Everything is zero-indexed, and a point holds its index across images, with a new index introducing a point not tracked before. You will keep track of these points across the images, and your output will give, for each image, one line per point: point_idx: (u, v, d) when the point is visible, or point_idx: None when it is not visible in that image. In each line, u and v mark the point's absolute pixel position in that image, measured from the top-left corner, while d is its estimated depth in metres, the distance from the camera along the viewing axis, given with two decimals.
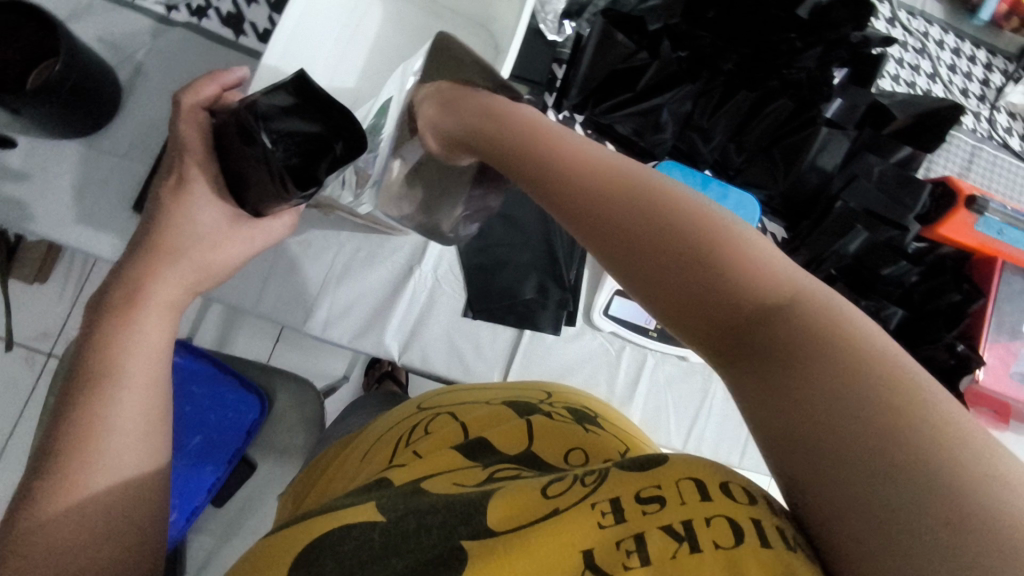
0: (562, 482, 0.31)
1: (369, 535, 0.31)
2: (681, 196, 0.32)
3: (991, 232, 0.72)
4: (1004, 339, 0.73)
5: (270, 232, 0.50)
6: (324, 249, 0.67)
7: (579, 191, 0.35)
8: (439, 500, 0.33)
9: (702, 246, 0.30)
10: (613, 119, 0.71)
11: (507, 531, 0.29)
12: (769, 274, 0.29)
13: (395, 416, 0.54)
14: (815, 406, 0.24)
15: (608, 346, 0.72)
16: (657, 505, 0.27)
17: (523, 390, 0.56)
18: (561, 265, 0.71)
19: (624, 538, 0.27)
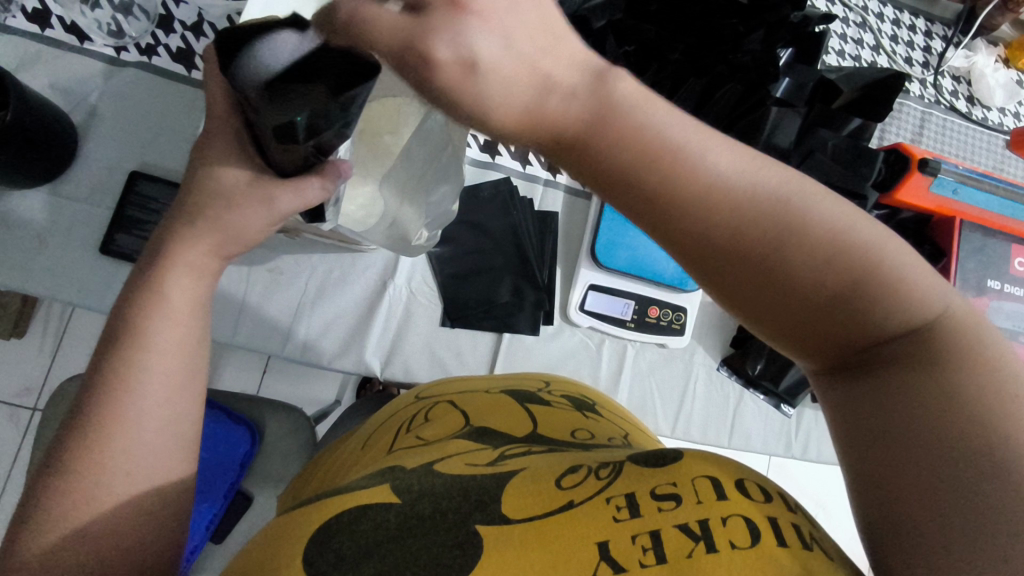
0: (576, 473, 0.33)
1: (385, 517, 0.30)
2: (821, 219, 0.28)
3: (946, 191, 0.74)
4: (970, 296, 0.75)
5: (302, 193, 0.40)
6: (296, 274, 0.67)
7: (696, 193, 0.27)
8: (453, 485, 0.32)
9: (824, 279, 0.28)
10: None
11: (523, 518, 0.30)
12: (901, 292, 0.28)
13: (394, 407, 0.54)
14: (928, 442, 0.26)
15: (587, 341, 0.73)
16: (673, 503, 0.29)
17: (522, 380, 0.57)
18: (535, 265, 0.71)
19: (640, 534, 0.28)
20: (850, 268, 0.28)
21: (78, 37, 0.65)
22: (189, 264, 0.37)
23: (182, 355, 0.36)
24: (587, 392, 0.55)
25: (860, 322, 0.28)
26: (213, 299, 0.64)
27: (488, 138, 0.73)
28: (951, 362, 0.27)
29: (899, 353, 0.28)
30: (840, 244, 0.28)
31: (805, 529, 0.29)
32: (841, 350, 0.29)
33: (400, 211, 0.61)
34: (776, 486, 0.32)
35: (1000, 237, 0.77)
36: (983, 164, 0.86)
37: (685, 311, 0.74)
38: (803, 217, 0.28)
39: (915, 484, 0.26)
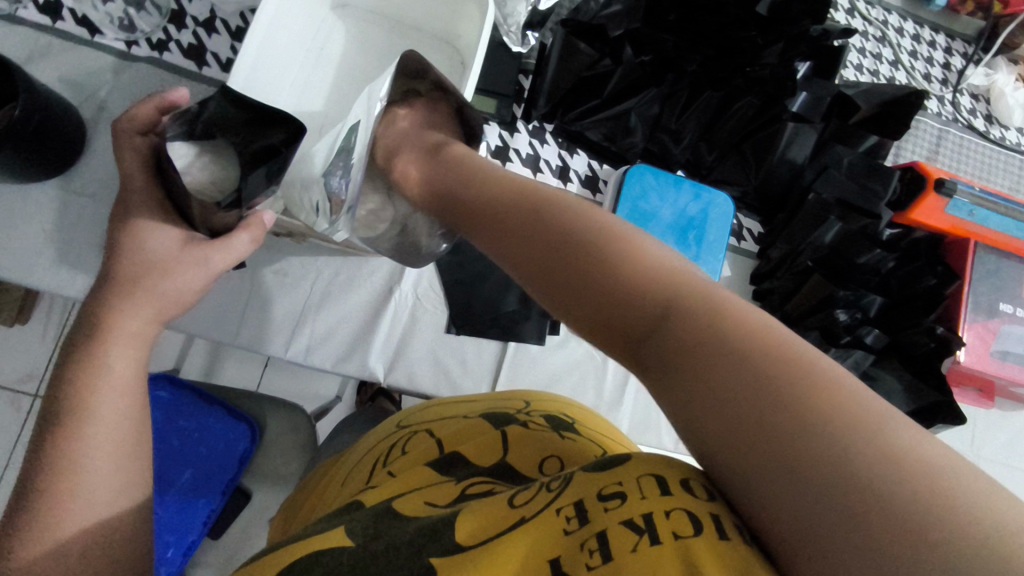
0: (528, 491, 0.31)
1: (339, 559, 0.29)
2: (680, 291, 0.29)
3: (962, 213, 0.73)
4: (982, 319, 0.74)
5: (232, 249, 0.46)
6: (302, 276, 0.67)
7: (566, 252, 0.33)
8: (409, 522, 0.32)
9: (611, 264, 0.31)
10: (583, 126, 0.72)
11: (475, 544, 0.28)
12: (661, 273, 0.30)
13: (376, 437, 0.54)
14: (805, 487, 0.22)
15: (593, 352, 0.72)
16: (618, 501, 0.28)
17: (503, 401, 0.56)
18: None
19: (586, 538, 0.27)
20: (633, 256, 0.31)
21: (89, 31, 0.65)
22: (129, 333, 0.41)
23: (129, 420, 0.38)
24: (563, 410, 0.55)
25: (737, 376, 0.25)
26: (220, 296, 0.64)
27: (500, 144, 0.73)
28: (707, 318, 0.27)
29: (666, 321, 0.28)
30: (632, 244, 0.32)
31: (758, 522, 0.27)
32: (635, 342, 0.30)
33: (410, 215, 0.58)
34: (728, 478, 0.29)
35: (1013, 260, 0.76)
36: (999, 184, 0.85)
37: None
38: (595, 227, 0.34)
39: (745, 457, 0.23)
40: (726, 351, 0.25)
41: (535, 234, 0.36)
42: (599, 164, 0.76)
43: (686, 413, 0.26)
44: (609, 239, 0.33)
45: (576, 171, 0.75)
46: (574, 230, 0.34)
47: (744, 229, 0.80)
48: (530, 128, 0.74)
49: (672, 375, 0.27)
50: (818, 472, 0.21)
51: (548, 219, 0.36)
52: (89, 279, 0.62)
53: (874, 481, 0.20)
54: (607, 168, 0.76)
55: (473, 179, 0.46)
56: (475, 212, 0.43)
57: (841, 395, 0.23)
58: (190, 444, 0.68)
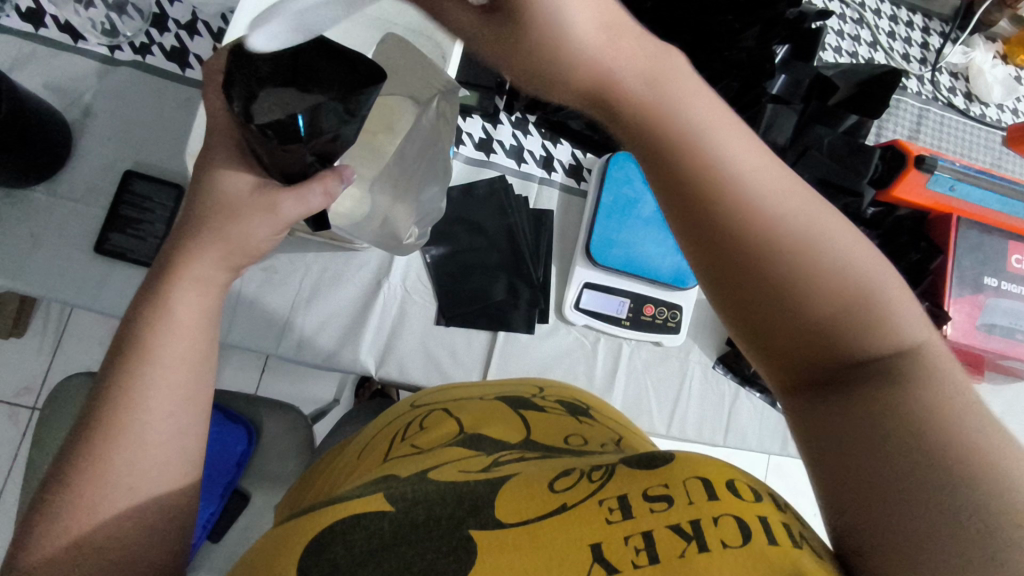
0: (568, 477, 0.35)
1: (379, 524, 0.32)
2: (881, 322, 0.29)
3: (943, 189, 0.74)
4: (968, 293, 0.74)
5: (302, 200, 0.43)
6: (290, 273, 0.67)
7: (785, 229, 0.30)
8: (447, 492, 0.34)
9: (858, 316, 0.29)
10: (565, 116, 0.72)
11: (515, 524, 0.32)
12: (901, 328, 0.29)
13: (392, 413, 0.59)
14: (897, 489, 0.25)
15: (582, 339, 0.73)
16: (665, 504, 0.31)
17: (516, 385, 0.60)
18: (530, 263, 0.71)
19: (632, 534, 0.30)
20: (879, 311, 0.29)
21: (72, 37, 0.66)
22: (196, 277, 0.39)
23: (190, 370, 0.37)
24: (577, 396, 0.58)
25: (895, 408, 0.26)
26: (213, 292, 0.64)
27: (483, 136, 0.74)
28: (929, 382, 0.27)
29: (882, 371, 0.28)
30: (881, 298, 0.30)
31: (794, 529, 0.30)
32: (820, 378, 0.29)
33: (391, 209, 0.61)
34: (769, 488, 0.33)
35: (997, 233, 0.76)
36: (981, 160, 0.85)
37: (681, 309, 0.73)
38: (851, 264, 0.30)
39: (870, 475, 0.26)
40: (925, 411, 0.26)
41: (768, 256, 0.30)
42: (583, 152, 0.76)
43: (840, 433, 0.28)
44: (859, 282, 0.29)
45: (560, 160, 0.76)
46: (827, 274, 0.29)
47: None
48: (513, 120, 0.75)
49: (853, 411, 0.27)
50: (920, 483, 0.24)
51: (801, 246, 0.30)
52: (81, 281, 0.63)
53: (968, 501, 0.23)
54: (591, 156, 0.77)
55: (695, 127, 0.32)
56: (686, 185, 0.31)
57: (978, 445, 0.25)
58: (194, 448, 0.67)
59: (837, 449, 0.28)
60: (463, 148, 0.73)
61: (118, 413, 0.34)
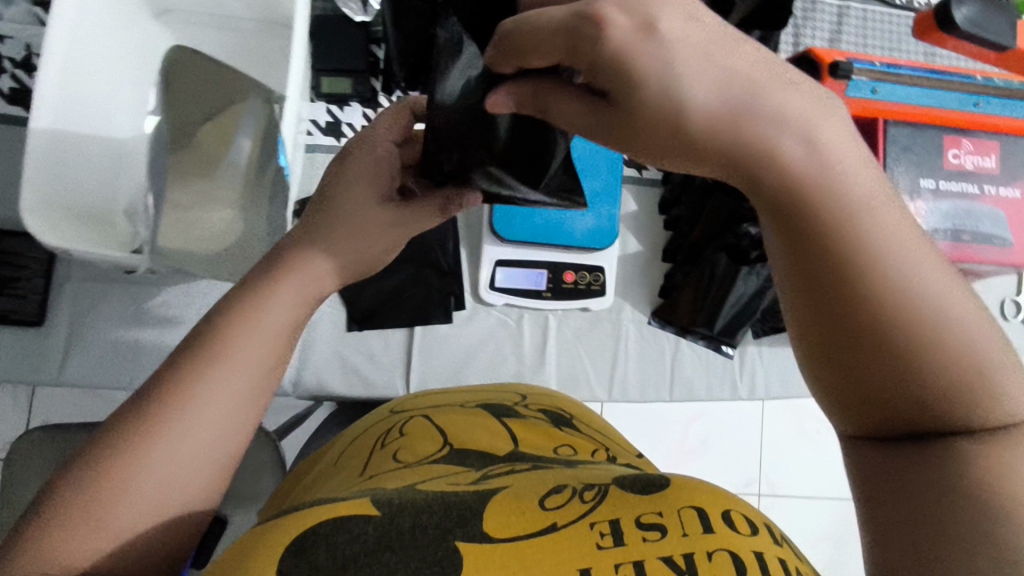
0: (559, 493, 0.35)
1: (363, 529, 0.31)
2: (997, 420, 0.25)
3: (865, 92, 0.68)
4: (906, 202, 0.69)
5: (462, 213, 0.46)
6: (186, 303, 0.68)
7: (899, 307, 0.24)
8: (433, 501, 0.34)
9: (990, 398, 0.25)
10: None
11: (506, 538, 0.31)
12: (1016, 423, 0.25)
13: (372, 420, 0.58)
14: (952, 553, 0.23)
15: (505, 319, 0.70)
16: (657, 533, 0.31)
17: (498, 392, 0.60)
18: (437, 250, 0.68)
19: (622, 563, 0.30)
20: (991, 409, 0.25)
21: None
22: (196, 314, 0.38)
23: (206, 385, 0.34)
24: (564, 403, 0.59)
25: (968, 498, 0.24)
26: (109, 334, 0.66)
27: (330, 120, 0.72)
28: (1019, 473, 0.24)
29: (964, 454, 0.25)
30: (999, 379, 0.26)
31: (789, 562, 0.32)
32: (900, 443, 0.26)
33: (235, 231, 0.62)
34: (761, 522, 0.35)
35: (933, 130, 0.71)
36: (914, 52, 0.79)
37: (603, 270, 0.70)
38: (966, 355, 0.25)
39: (932, 528, 0.24)
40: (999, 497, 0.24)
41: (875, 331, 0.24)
42: None
43: (908, 491, 0.25)
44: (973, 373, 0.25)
45: None
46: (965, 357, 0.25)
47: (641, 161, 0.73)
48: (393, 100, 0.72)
49: (909, 476, 0.25)
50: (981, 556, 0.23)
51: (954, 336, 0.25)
52: None
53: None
54: None
55: (825, 163, 0.25)
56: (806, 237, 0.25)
57: None
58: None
59: (899, 502, 0.25)
60: (309, 138, 0.71)
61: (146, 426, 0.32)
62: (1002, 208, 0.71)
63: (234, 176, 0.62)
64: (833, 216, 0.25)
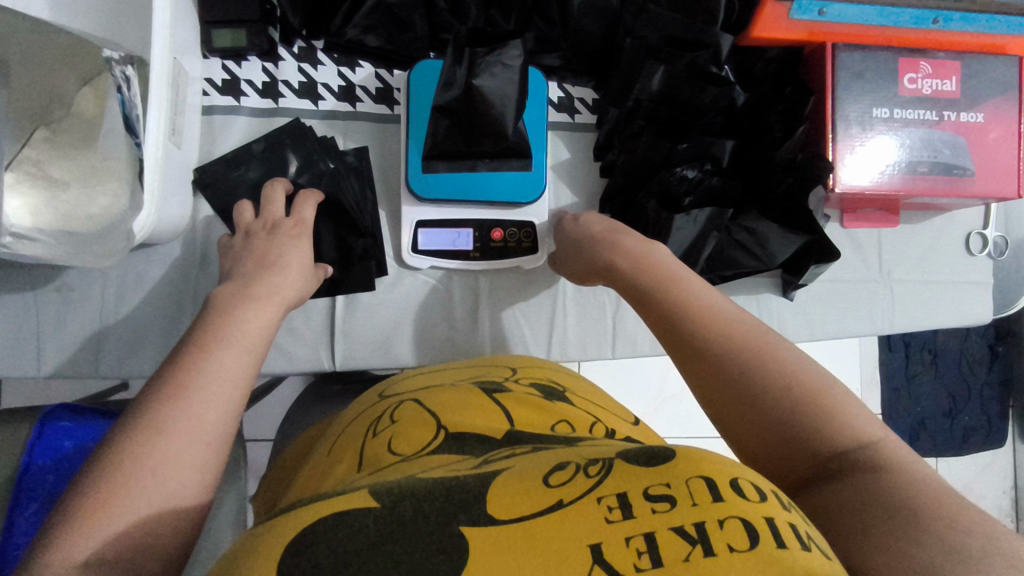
0: (564, 470, 0.30)
1: (364, 521, 0.27)
2: (850, 424, 0.35)
3: (810, 15, 0.62)
4: (855, 133, 0.64)
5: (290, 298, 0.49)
6: (88, 285, 0.62)
7: (751, 354, 0.39)
8: (436, 484, 0.30)
9: (807, 386, 0.36)
10: (353, 30, 0.63)
11: (510, 520, 0.27)
12: (860, 425, 0.35)
13: (361, 406, 0.54)
14: (853, 515, 0.30)
15: (433, 282, 0.65)
16: (667, 504, 0.27)
17: (488, 369, 0.55)
18: (355, 213, 0.62)
19: (634, 536, 0.26)
20: (840, 414, 0.35)
21: None
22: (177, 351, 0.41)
23: (220, 410, 0.38)
24: (555, 375, 0.55)
25: (844, 476, 0.32)
26: (6, 323, 0.61)
27: (227, 78, 0.65)
28: (894, 465, 0.32)
29: (850, 459, 0.33)
30: (836, 402, 0.36)
31: (802, 528, 0.27)
32: (808, 474, 0.34)
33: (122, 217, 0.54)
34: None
35: (888, 53, 0.65)
36: None
37: (533, 225, 0.64)
38: (809, 379, 0.37)
39: (850, 504, 0.31)
40: (879, 474, 0.31)
41: (743, 371, 0.38)
42: (388, 71, 0.67)
43: (822, 495, 0.32)
44: (822, 396, 0.36)
45: (364, 87, 0.67)
46: (788, 378, 0.37)
47: (576, 100, 0.69)
48: (296, 52, 0.66)
49: (821, 486, 0.33)
50: (883, 511, 0.29)
51: (763, 360, 0.38)
52: None
53: (910, 510, 0.29)
54: (399, 74, 0.68)
55: (675, 285, 0.46)
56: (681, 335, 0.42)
57: (931, 492, 0.30)
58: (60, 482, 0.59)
59: (821, 504, 0.32)
60: (205, 98, 0.65)
61: (142, 432, 0.35)
62: (964, 134, 0.66)
63: (115, 143, 0.53)
64: (687, 310, 0.43)
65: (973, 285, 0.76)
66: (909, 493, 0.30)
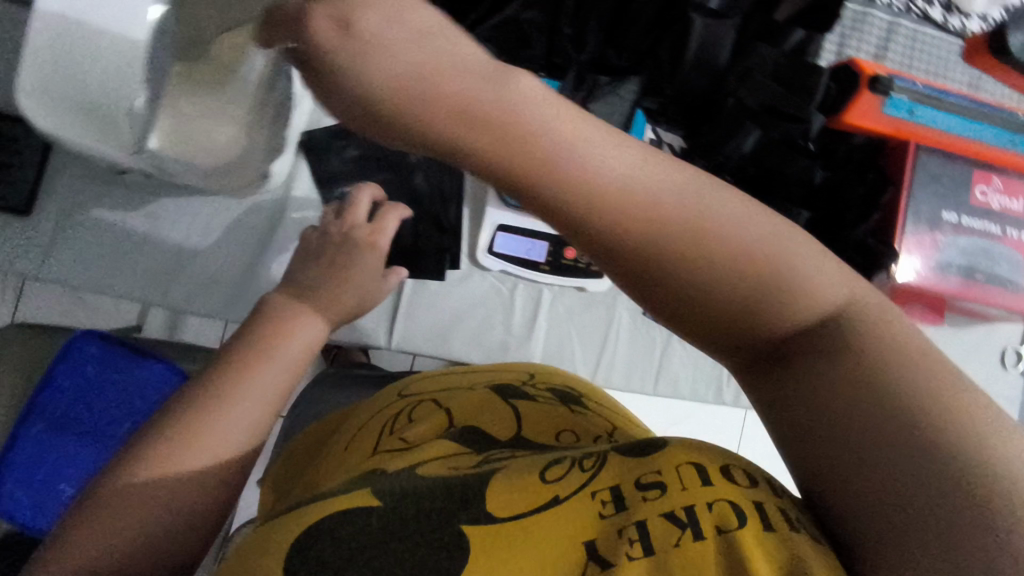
0: (559, 466, 0.33)
1: (367, 519, 0.31)
2: (806, 281, 0.27)
3: (901, 113, 0.66)
4: (924, 230, 0.68)
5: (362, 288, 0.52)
6: (178, 218, 0.65)
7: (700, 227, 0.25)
8: (435, 484, 0.33)
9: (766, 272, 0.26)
10: (474, 37, 0.66)
11: (506, 517, 0.30)
12: (821, 289, 0.27)
13: (379, 403, 0.56)
14: (858, 450, 0.24)
15: (499, 286, 0.68)
16: (658, 490, 0.28)
17: (503, 372, 0.58)
18: (438, 205, 0.67)
19: (626, 526, 0.28)
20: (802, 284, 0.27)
21: None
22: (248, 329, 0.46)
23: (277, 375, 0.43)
24: (568, 382, 0.57)
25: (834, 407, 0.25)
26: (89, 241, 0.63)
27: None
28: (895, 358, 0.25)
29: (818, 344, 0.26)
30: (789, 266, 0.27)
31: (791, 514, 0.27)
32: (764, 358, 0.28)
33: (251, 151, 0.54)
34: (764, 473, 0.30)
35: (964, 163, 0.69)
36: (957, 80, 0.77)
37: None
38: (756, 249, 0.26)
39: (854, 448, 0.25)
40: (883, 388, 0.24)
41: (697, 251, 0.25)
42: None
43: (814, 429, 0.26)
44: (768, 259, 0.26)
45: None
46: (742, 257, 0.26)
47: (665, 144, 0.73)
48: None
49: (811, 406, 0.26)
50: (900, 450, 0.23)
51: (691, 242, 0.25)
52: None
53: (933, 450, 0.23)
54: None
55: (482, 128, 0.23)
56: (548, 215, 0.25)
57: (949, 398, 0.24)
58: (126, 399, 0.71)
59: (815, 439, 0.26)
60: None
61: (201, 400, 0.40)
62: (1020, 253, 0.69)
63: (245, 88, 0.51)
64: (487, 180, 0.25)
65: (1000, 399, 0.79)
66: (919, 404, 0.24)
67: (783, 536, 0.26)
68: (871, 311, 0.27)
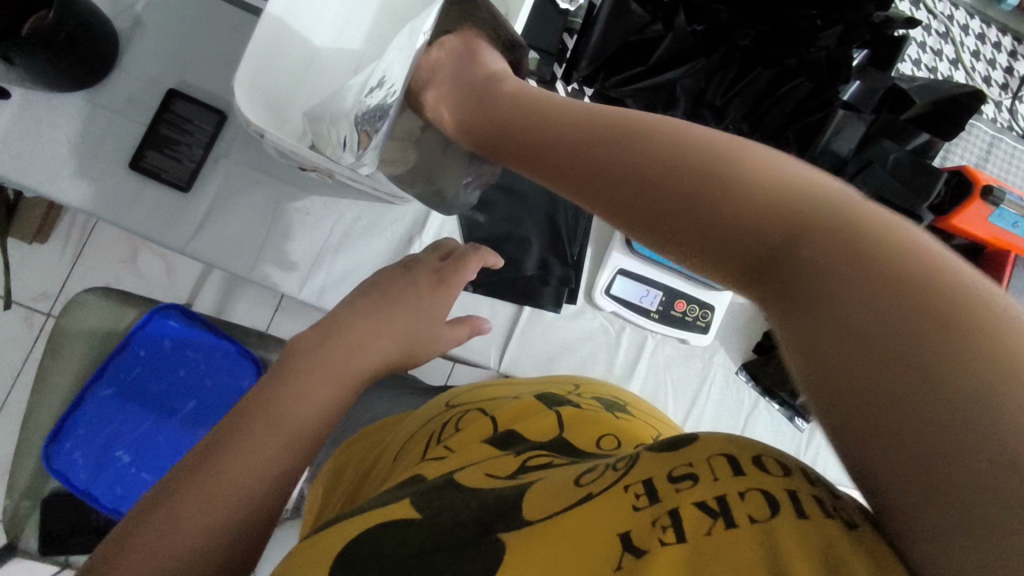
0: (594, 472, 0.32)
1: (404, 534, 0.32)
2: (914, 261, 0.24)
3: (1005, 224, 0.70)
4: None
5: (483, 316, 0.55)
6: (323, 217, 0.66)
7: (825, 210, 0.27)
8: (473, 499, 0.34)
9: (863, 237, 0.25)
10: (623, 93, 0.71)
11: (542, 519, 0.30)
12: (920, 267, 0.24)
13: (425, 412, 0.52)
14: (883, 399, 0.22)
15: (607, 326, 0.71)
16: (690, 482, 0.27)
17: (552, 383, 0.56)
18: (564, 240, 0.70)
19: (659, 516, 0.27)
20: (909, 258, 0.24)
21: None
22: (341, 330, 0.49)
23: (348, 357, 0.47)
24: (612, 394, 0.55)
25: (867, 343, 0.23)
26: (238, 225, 0.64)
27: None
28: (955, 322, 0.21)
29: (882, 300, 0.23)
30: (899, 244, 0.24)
31: (831, 503, 0.26)
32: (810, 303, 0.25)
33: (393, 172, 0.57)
34: (800, 461, 0.28)
35: None
36: None
37: (712, 310, 0.71)
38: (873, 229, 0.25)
39: (879, 393, 0.22)
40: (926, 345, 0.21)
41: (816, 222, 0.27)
42: None
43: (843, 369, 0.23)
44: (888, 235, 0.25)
45: None
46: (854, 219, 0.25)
47: None
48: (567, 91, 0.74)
49: (841, 343, 0.23)
50: (927, 397, 0.21)
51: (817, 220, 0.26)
52: (106, 196, 0.61)
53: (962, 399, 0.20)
54: None
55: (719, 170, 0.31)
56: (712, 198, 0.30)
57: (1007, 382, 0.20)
58: (193, 374, 0.76)
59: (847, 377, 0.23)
60: None
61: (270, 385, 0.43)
62: None
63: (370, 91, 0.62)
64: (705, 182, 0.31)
65: None
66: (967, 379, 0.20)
67: (816, 524, 0.24)
68: (881, 231, 0.25)
